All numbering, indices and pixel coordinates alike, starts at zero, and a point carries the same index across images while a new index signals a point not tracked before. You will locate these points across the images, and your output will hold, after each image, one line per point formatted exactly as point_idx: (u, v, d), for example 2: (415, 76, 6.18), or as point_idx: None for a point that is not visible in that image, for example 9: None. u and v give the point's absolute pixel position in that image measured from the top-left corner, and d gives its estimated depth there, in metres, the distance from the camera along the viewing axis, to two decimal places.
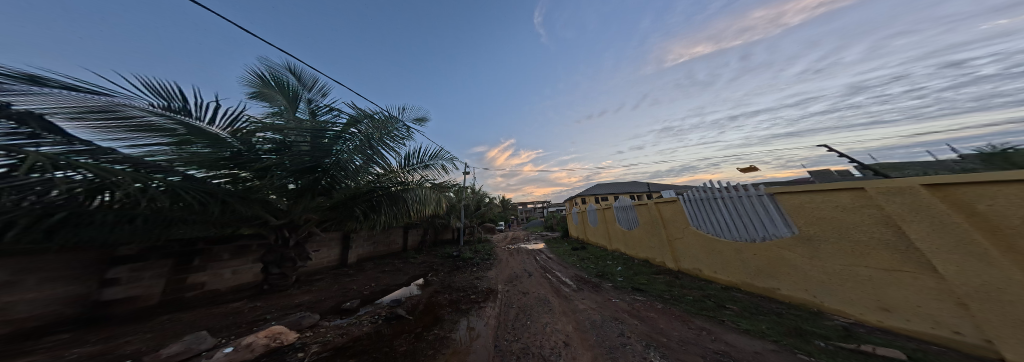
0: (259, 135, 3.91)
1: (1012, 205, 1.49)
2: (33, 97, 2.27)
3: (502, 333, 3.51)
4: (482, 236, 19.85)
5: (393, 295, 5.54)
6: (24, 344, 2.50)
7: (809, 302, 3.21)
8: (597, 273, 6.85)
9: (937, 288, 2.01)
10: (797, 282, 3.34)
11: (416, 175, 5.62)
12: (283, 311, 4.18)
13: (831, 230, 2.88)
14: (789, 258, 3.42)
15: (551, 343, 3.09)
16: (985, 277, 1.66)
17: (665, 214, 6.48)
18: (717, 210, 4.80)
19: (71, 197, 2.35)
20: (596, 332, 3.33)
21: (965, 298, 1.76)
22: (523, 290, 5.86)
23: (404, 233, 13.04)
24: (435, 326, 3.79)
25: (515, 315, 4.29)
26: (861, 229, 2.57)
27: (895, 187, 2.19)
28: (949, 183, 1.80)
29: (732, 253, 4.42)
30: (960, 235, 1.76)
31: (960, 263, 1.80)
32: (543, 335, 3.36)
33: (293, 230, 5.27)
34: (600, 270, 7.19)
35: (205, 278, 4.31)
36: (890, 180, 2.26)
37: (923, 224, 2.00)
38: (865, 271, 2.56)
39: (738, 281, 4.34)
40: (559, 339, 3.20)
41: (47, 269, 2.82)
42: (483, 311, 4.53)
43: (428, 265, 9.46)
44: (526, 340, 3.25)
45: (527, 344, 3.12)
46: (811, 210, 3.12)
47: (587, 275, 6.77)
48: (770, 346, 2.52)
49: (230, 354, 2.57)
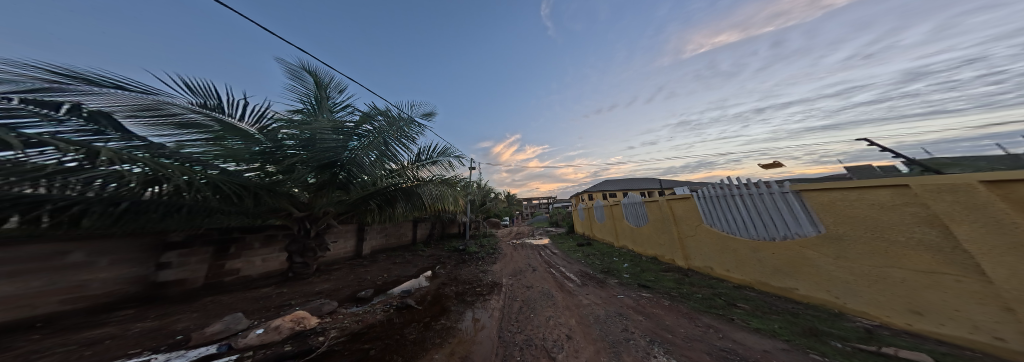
0: (285, 131, 4.08)
1: None
2: (96, 96, 2.46)
3: (505, 325, 3.61)
4: (487, 230, 20.16)
5: (403, 286, 5.78)
6: (97, 317, 2.82)
7: (830, 303, 3.11)
8: (602, 269, 6.85)
9: (980, 291, 1.91)
10: (818, 282, 3.23)
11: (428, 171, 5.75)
12: (305, 298, 4.44)
13: (863, 230, 2.76)
14: (812, 258, 3.30)
15: (554, 336, 3.16)
16: None
17: (676, 211, 6.35)
18: (734, 208, 4.66)
19: (130, 188, 2.56)
20: (600, 327, 3.36)
21: (1012, 303, 1.69)
22: (528, 284, 5.95)
23: (413, 227, 13.42)
24: (442, 316, 3.95)
25: (518, 308, 4.38)
26: (898, 230, 2.46)
27: (948, 184, 2.05)
28: (1010, 180, 1.67)
29: (749, 251, 4.30)
30: (1016, 235, 1.66)
31: (1015, 268, 1.70)
32: (546, 328, 3.42)
33: (314, 221, 5.53)
34: (606, 266, 7.20)
35: (240, 265, 4.62)
36: (941, 177, 2.12)
37: (977, 224, 1.89)
38: (899, 273, 2.44)
39: (753, 280, 4.23)
40: (561, 332, 3.27)
41: (112, 251, 3.13)
42: (488, 303, 4.66)
43: (436, 258, 9.73)
44: (529, 332, 3.34)
45: (530, 336, 3.20)
46: (843, 209, 2.98)
47: (591, 271, 6.80)
48: (780, 345, 2.48)
49: (260, 336, 2.78)
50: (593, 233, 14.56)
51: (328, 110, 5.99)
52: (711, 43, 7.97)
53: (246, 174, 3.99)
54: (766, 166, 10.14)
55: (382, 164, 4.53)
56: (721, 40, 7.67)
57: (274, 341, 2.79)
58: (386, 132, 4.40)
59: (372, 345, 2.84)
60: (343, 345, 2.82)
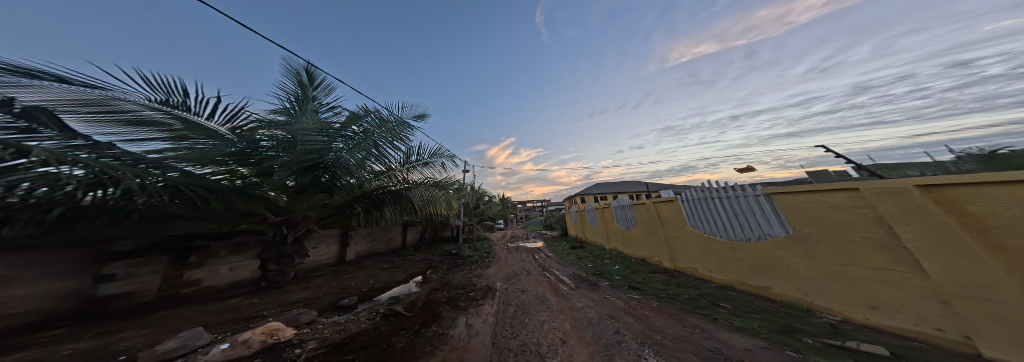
0: (261, 132, 3.92)
1: (1007, 206, 1.55)
2: (23, 89, 2.22)
3: (500, 330, 3.54)
4: (482, 234, 19.90)
5: (389, 293, 5.57)
6: (21, 339, 2.52)
7: (800, 301, 3.27)
8: (595, 272, 6.90)
9: (922, 286, 2.08)
10: (790, 280, 3.40)
11: (417, 174, 5.54)
12: (281, 308, 4.19)
13: (824, 230, 2.94)
14: (783, 257, 3.47)
15: (548, 341, 3.13)
16: (971, 276, 1.73)
17: (663, 213, 6.53)
18: (714, 210, 4.85)
19: (68, 192, 2.33)
20: (593, 330, 3.37)
21: (948, 297, 1.85)
22: (523, 289, 5.89)
23: (403, 231, 13.09)
24: (433, 323, 3.83)
25: (513, 313, 4.33)
26: (855, 230, 2.62)
27: (891, 189, 2.22)
28: (942, 184, 1.85)
29: (730, 253, 4.44)
30: (947, 235, 1.84)
31: (948, 264, 1.87)
32: (541, 332, 3.39)
33: (292, 226, 5.26)
34: (598, 268, 7.27)
35: (202, 274, 4.33)
36: (884, 181, 2.31)
37: (914, 224, 2.07)
38: (856, 270, 2.62)
39: (734, 279, 4.36)
40: (556, 336, 3.24)
41: (47, 263, 2.85)
42: (482, 308, 4.57)
43: (427, 263, 9.50)
44: (524, 337, 3.29)
45: (524, 341, 3.15)
46: (807, 210, 3.17)
47: (584, 274, 6.85)
48: (760, 343, 2.57)
49: (226, 351, 2.58)
50: (587, 235, 14.71)
51: (313, 111, 5.79)
52: (692, 53, 8.40)
53: (213, 177, 3.77)
54: (743, 171, 10.67)
55: (368, 165, 4.35)
56: (702, 49, 8.09)
57: (241, 357, 2.58)
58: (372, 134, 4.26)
59: (355, 356, 2.70)
60: (322, 357, 2.66)
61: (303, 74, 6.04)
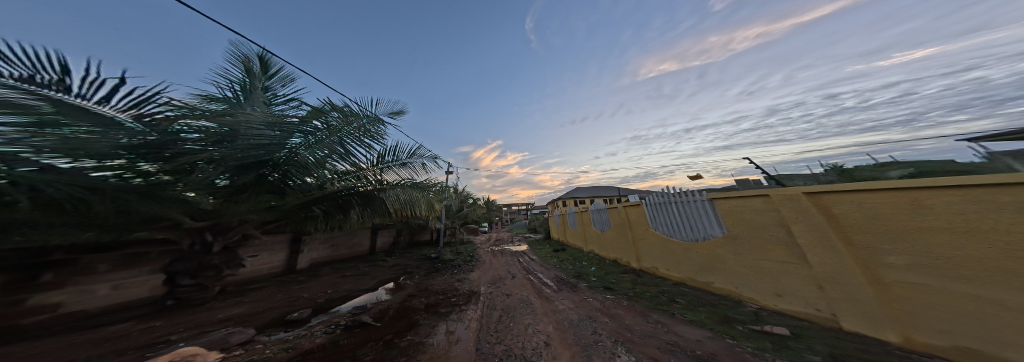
0: (183, 123, 3.37)
1: (862, 210, 1.97)
2: None
3: (484, 336, 3.41)
4: (464, 237, 19.34)
5: (351, 302, 5.07)
6: None
7: (732, 293, 3.71)
8: (574, 274, 7.08)
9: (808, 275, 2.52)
10: (723, 275, 3.85)
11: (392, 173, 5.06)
12: (200, 329, 3.57)
13: (745, 230, 3.41)
14: (719, 254, 3.91)
15: (532, 344, 3.08)
16: (840, 265, 2.14)
17: (631, 217, 6.95)
18: (670, 214, 5.22)
19: None
20: (574, 331, 3.41)
21: (827, 283, 2.26)
22: (508, 293, 5.76)
23: (373, 235, 12.16)
24: (409, 332, 3.56)
25: (498, 317, 4.22)
26: (766, 229, 3.07)
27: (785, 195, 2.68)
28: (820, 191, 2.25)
29: (682, 252, 4.86)
30: (823, 232, 2.26)
31: (823, 256, 2.29)
32: (525, 336, 3.33)
33: (219, 233, 4.62)
34: (578, 270, 7.47)
35: (64, 297, 3.28)
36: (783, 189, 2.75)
37: (801, 223, 2.49)
38: (767, 263, 3.07)
39: (687, 277, 4.78)
40: (540, 339, 3.21)
41: None
42: (464, 314, 4.36)
43: (401, 269, 8.92)
44: (508, 342, 3.19)
45: (509, 346, 3.06)
46: (734, 213, 3.62)
47: (566, 276, 7.00)
48: (708, 333, 2.82)
49: None
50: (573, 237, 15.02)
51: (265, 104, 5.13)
52: None
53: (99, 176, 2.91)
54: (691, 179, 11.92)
55: (330, 164, 3.92)
56: None
57: None
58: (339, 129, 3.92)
59: None
60: None
61: (258, 63, 5.40)
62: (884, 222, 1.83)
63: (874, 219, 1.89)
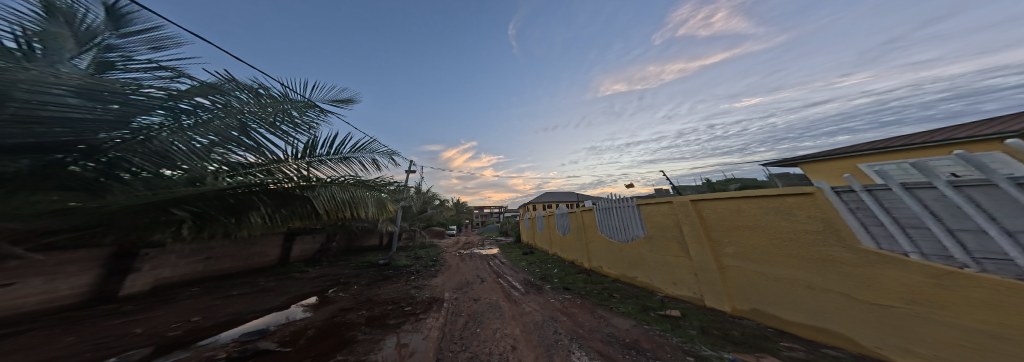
0: None
1: (724, 214, 2.42)
2: None
3: (446, 345, 2.67)
4: (424, 241, 17.52)
5: (232, 311, 3.70)
6: None
7: (648, 284, 4.36)
8: (540, 276, 6.95)
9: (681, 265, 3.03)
10: (642, 269, 4.49)
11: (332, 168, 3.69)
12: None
13: (657, 231, 4.04)
14: (640, 252, 4.52)
15: (499, 349, 2.55)
16: (708, 258, 2.56)
17: (586, 221, 7.43)
18: (611, 217, 5.65)
19: None
20: (539, 332, 3.06)
21: (699, 272, 2.70)
22: (471, 296, 5.18)
23: (289, 240, 9.70)
24: (339, 352, 2.44)
25: (465, 323, 3.40)
26: (675, 231, 3.66)
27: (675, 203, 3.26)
28: (703, 197, 2.62)
29: (618, 254, 5.39)
30: (698, 231, 2.66)
31: (696, 251, 2.70)
32: (492, 341, 2.77)
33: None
34: (543, 273, 7.43)
35: None
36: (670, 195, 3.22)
37: (681, 223, 2.88)
38: (675, 259, 3.66)
39: (622, 274, 5.32)
40: (507, 343, 2.70)
41: None
42: (422, 322, 3.35)
43: (332, 276, 7.38)
44: (475, 348, 2.55)
45: (475, 352, 2.43)
46: (649, 216, 4.23)
47: (533, 279, 6.70)
48: (633, 322, 3.07)
49: None
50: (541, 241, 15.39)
51: None
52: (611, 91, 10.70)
53: None
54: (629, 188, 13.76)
55: (216, 156, 2.49)
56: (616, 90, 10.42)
57: None
58: (240, 110, 2.67)
59: None
60: None
61: None
62: (727, 222, 2.39)
63: (723, 220, 2.43)
